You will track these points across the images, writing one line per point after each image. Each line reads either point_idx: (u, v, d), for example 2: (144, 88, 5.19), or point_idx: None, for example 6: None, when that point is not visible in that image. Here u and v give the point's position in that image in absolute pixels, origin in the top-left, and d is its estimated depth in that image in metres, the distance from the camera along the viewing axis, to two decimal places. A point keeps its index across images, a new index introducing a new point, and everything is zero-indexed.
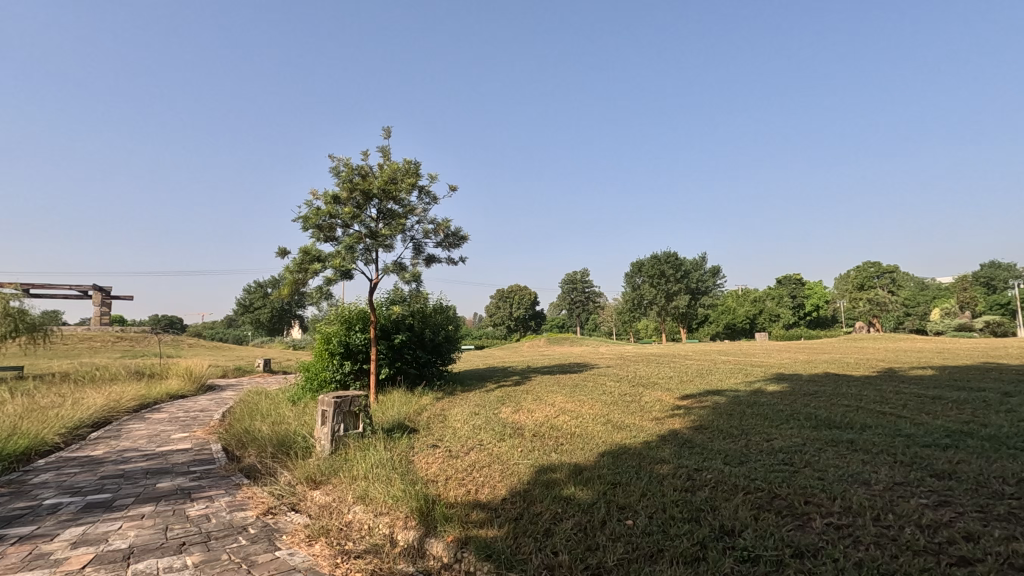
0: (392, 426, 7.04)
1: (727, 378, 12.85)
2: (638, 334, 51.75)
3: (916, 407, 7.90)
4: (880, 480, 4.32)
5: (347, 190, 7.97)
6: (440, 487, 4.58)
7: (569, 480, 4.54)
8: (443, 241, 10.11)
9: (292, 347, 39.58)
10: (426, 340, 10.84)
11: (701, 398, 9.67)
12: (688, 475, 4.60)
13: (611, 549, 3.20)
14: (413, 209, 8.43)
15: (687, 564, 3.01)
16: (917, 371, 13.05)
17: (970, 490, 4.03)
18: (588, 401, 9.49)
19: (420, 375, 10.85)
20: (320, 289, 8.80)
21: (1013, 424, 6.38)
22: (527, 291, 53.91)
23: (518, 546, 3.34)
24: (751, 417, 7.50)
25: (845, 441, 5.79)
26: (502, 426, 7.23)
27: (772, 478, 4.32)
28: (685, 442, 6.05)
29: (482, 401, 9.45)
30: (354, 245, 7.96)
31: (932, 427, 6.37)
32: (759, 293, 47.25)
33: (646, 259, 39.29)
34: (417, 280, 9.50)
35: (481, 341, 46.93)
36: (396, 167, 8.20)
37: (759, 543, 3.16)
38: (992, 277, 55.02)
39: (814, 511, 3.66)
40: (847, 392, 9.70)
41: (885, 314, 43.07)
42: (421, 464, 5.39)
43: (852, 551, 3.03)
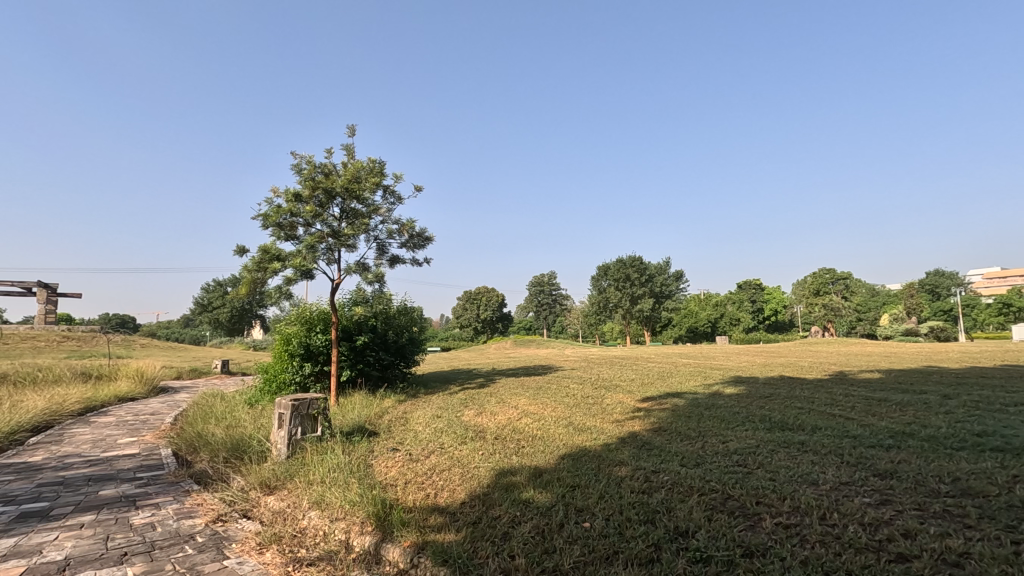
0: (352, 428, 6.83)
1: (687, 380, 13.06)
2: (604, 337, 52.35)
3: (864, 410, 8.14)
4: (827, 480, 4.38)
5: (308, 189, 7.65)
6: (398, 491, 4.42)
7: (529, 483, 4.44)
8: (408, 242, 9.92)
9: (252, 348, 38.48)
10: (388, 342, 10.55)
11: (661, 400, 9.80)
12: (646, 475, 4.59)
13: (567, 552, 3.10)
14: (378, 209, 8.16)
15: (641, 565, 2.94)
16: (864, 374, 13.58)
17: (909, 488, 4.10)
18: (550, 403, 9.47)
19: (382, 378, 10.58)
20: (281, 289, 8.47)
21: (953, 425, 6.64)
22: (494, 293, 53.90)
23: (475, 550, 3.19)
24: (708, 419, 7.60)
25: (797, 442, 5.89)
26: (464, 428, 7.09)
27: (727, 479, 4.33)
28: (644, 444, 6.05)
29: (445, 404, 9.30)
30: (316, 245, 7.66)
31: (878, 429, 6.55)
32: (721, 298, 48.45)
33: (612, 263, 39.83)
34: (381, 281, 9.27)
35: (448, 343, 46.62)
36: (360, 165, 7.94)
37: (711, 544, 3.11)
38: (937, 285, 58.31)
39: (765, 511, 3.66)
40: (801, 395, 9.95)
41: (837, 319, 44.93)
42: (381, 468, 5.21)
43: (798, 550, 3.02)
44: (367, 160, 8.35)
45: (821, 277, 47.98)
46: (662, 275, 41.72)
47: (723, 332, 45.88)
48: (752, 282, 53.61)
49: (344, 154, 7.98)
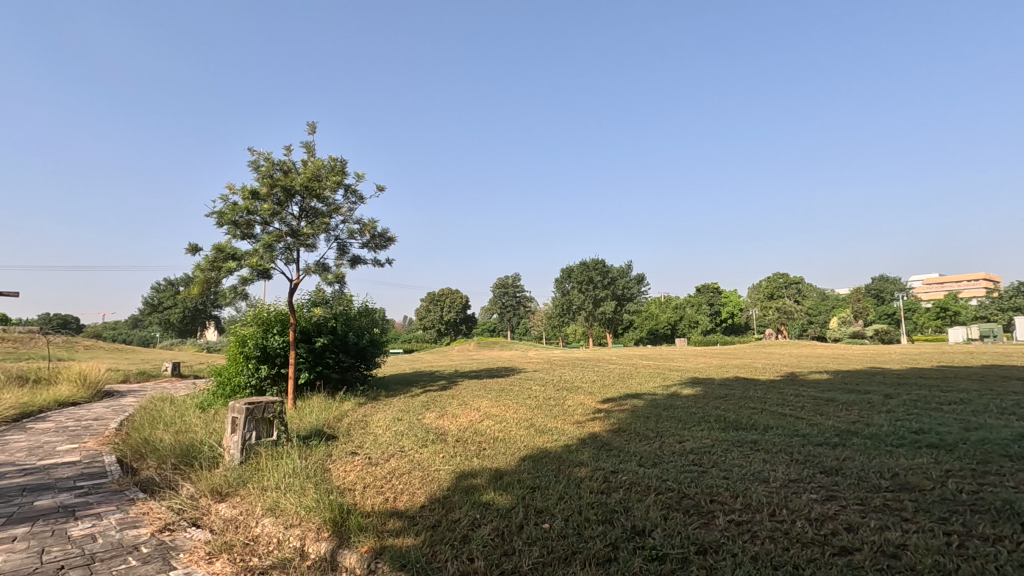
0: (309, 432, 6.63)
1: (646, 382, 13.32)
2: (567, 339, 52.85)
3: (812, 409, 8.49)
4: (777, 477, 4.53)
5: (266, 186, 7.38)
6: (356, 495, 4.32)
7: (489, 485, 4.42)
8: (369, 243, 9.78)
9: (205, 349, 37.11)
10: (349, 344, 10.34)
11: (621, 401, 9.95)
12: (604, 475, 4.64)
13: (526, 553, 3.08)
14: (339, 208, 7.98)
15: (599, 565, 2.94)
16: (813, 374, 14.17)
17: (853, 484, 4.29)
18: (512, 405, 9.48)
19: (342, 380, 10.35)
20: (237, 289, 8.10)
21: (893, 423, 6.99)
22: (458, 294, 53.72)
23: (433, 553, 3.12)
24: (666, 419, 7.77)
25: (750, 441, 6.07)
26: (425, 431, 7.00)
27: (683, 478, 4.42)
28: (604, 445, 6.12)
29: (406, 407, 9.17)
30: (273, 244, 7.40)
31: (825, 427, 6.83)
32: (680, 301, 49.69)
33: (575, 266, 40.26)
34: (341, 282, 9.09)
35: (411, 346, 46.10)
36: (321, 163, 7.73)
37: (667, 542, 3.16)
38: (882, 290, 61.63)
39: (717, 509, 3.76)
40: (754, 396, 10.30)
41: (790, 321, 46.68)
42: (339, 472, 5.09)
43: (749, 546, 3.10)
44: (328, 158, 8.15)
45: (775, 282, 49.80)
46: (624, 278, 42.46)
47: (683, 334, 47.00)
48: (709, 285, 55.14)
49: (305, 151, 7.75)
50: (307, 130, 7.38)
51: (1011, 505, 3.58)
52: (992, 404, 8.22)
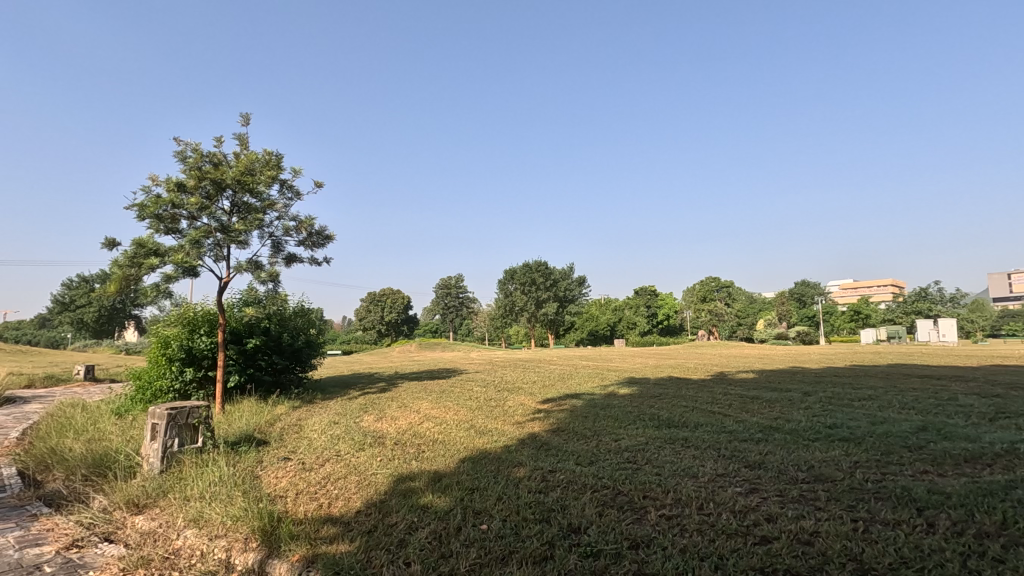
0: (238, 437, 6.35)
1: (585, 382, 13.71)
2: (509, 340, 53.26)
3: (738, 407, 9.03)
4: (705, 472, 4.81)
5: (194, 178, 6.88)
6: (288, 502, 4.19)
7: (427, 488, 4.41)
8: (306, 240, 9.51)
9: (125, 351, 34.69)
10: (283, 345, 9.97)
11: (560, 401, 10.18)
12: (542, 475, 4.76)
13: (464, 555, 3.07)
14: (274, 203, 7.57)
15: (535, 564, 2.99)
16: (739, 374, 15.06)
17: (774, 476, 4.61)
18: (452, 407, 9.48)
19: (275, 383, 9.92)
20: (160, 288, 7.53)
21: (810, 418, 7.54)
22: (400, 295, 53.03)
23: (368, 559, 3.05)
24: (603, 419, 8.05)
25: (681, 438, 6.39)
26: (363, 435, 6.90)
27: (618, 476, 4.61)
28: (542, 445, 6.27)
29: (342, 410, 8.96)
30: (201, 241, 6.93)
31: (750, 424, 7.29)
32: (619, 303, 51.34)
33: (518, 267, 40.74)
34: (275, 281, 8.84)
35: (350, 346, 44.94)
36: (255, 157, 7.28)
37: (601, 538, 3.28)
38: (804, 294, 65.97)
39: (650, 504, 3.95)
40: (685, 394, 10.82)
41: (720, 323, 49.09)
42: (269, 479, 4.90)
43: (677, 539, 3.26)
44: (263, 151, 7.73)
45: (707, 286, 52.25)
46: (566, 280, 43.44)
47: (621, 335, 48.45)
48: (647, 288, 57.09)
49: (238, 143, 7.28)
50: (240, 120, 6.94)
51: (908, 491, 3.96)
52: (895, 400, 9.03)
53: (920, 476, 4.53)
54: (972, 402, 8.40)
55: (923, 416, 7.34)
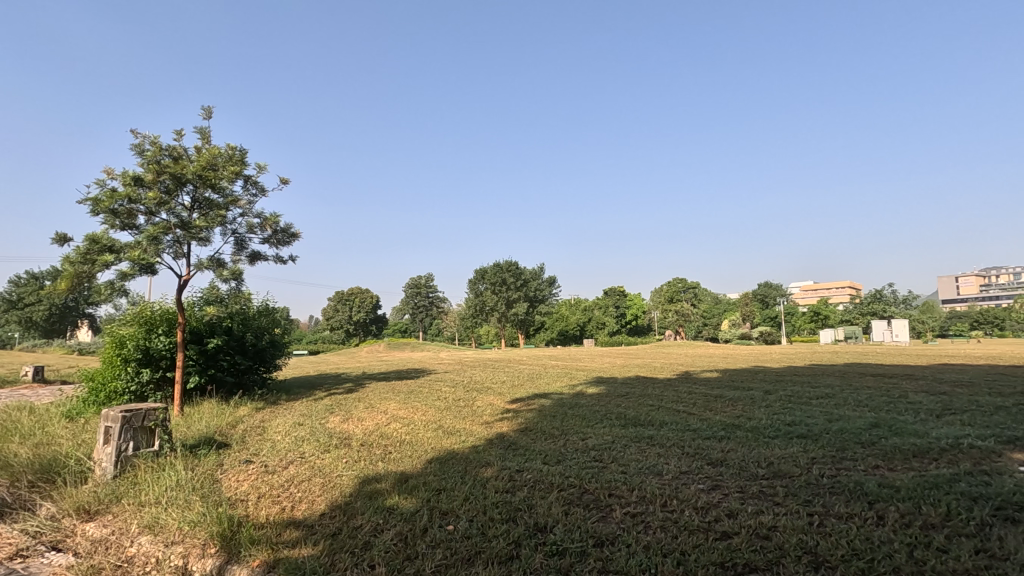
0: (196, 441, 6.13)
1: (554, 381, 13.83)
2: (479, 339, 53.22)
3: (702, 405, 9.27)
4: (669, 470, 4.91)
5: (151, 172, 6.43)
6: (248, 506, 4.04)
7: (394, 489, 4.36)
8: (270, 238, 9.30)
9: (77, 351, 33.25)
10: (246, 345, 9.70)
11: (529, 401, 10.25)
12: (509, 475, 4.78)
13: (428, 556, 3.00)
14: (237, 199, 7.17)
15: (501, 564, 2.95)
16: (703, 373, 15.45)
17: (735, 473, 4.74)
18: (420, 407, 9.44)
19: (237, 384, 9.65)
20: (115, 285, 7.04)
21: (771, 416, 7.79)
22: (369, 295, 52.35)
23: (332, 563, 2.92)
24: (571, 418, 8.14)
25: (647, 437, 6.52)
26: (329, 436, 6.79)
27: (584, 475, 4.67)
28: (510, 444, 6.31)
29: (307, 411, 8.78)
30: (159, 238, 6.47)
31: (713, 422, 7.49)
32: (588, 303, 51.91)
33: (488, 267, 40.73)
34: (238, 279, 8.64)
35: (317, 346, 44.08)
36: (218, 151, 6.82)
37: (567, 536, 3.27)
38: (767, 295, 67.97)
39: (615, 502, 4.00)
40: (651, 393, 11.02)
41: (687, 324, 50.19)
42: (229, 482, 4.73)
43: (642, 536, 3.29)
44: (227, 146, 7.35)
45: (674, 287, 53.37)
46: (537, 280, 43.71)
47: (590, 335, 48.96)
48: (615, 288, 57.90)
49: (200, 137, 6.87)
50: (202, 113, 6.54)
51: (861, 485, 4.13)
52: (850, 398, 9.39)
53: (872, 470, 4.74)
54: (921, 399, 8.83)
55: (875, 413, 7.68)
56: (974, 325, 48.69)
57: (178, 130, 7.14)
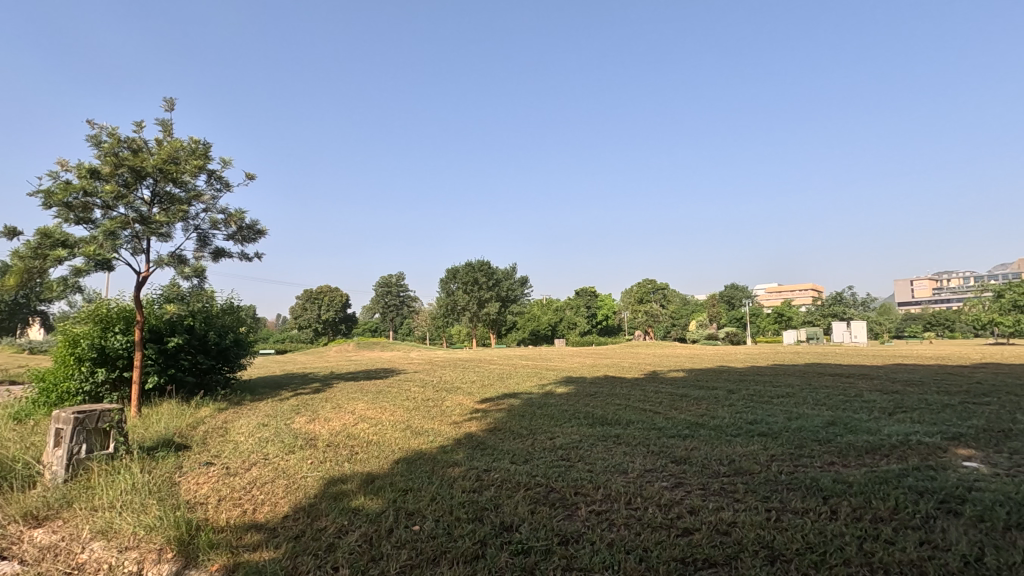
0: (155, 442, 5.98)
1: (524, 381, 13.99)
2: (451, 339, 53.04)
3: (668, 404, 9.52)
4: (634, 467, 5.02)
5: (108, 164, 6.13)
6: (208, 510, 3.94)
7: (359, 490, 4.32)
8: (235, 234, 9.17)
9: (28, 350, 31.83)
10: (209, 344, 9.54)
11: (498, 401, 10.34)
12: (477, 475, 4.80)
13: (393, 557, 2.96)
14: (200, 194, 6.91)
15: (466, 563, 2.93)
16: (671, 373, 15.82)
17: (698, 471, 4.86)
18: (388, 407, 9.45)
19: (199, 384, 9.48)
20: (69, 282, 6.75)
21: (733, 415, 8.07)
22: (338, 294, 51.60)
23: (294, 566, 2.85)
24: (539, 417, 8.28)
25: (613, 435, 6.71)
26: (293, 437, 6.75)
27: (551, 474, 4.70)
28: (478, 443, 6.41)
29: (272, 412, 8.68)
30: (116, 232, 6.13)
31: (677, 420, 7.74)
32: (560, 304, 52.28)
33: (461, 266, 40.62)
34: (200, 276, 8.49)
35: (284, 346, 43.22)
36: (180, 144, 6.55)
37: (533, 535, 3.27)
38: (733, 296, 69.61)
39: (581, 501, 4.04)
40: (618, 393, 11.22)
41: (656, 324, 50.97)
42: (189, 485, 4.63)
43: (607, 534, 3.31)
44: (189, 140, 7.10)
45: (645, 288, 54.29)
46: (509, 280, 43.80)
47: (562, 335, 49.29)
48: (587, 289, 58.48)
49: (162, 129, 6.61)
50: (163, 103, 6.31)
51: (816, 482, 4.26)
52: (808, 397, 9.77)
53: (827, 467, 4.97)
54: (875, 398, 9.24)
55: (831, 411, 8.03)
56: (927, 326, 50.78)
57: (137, 123, 6.85)
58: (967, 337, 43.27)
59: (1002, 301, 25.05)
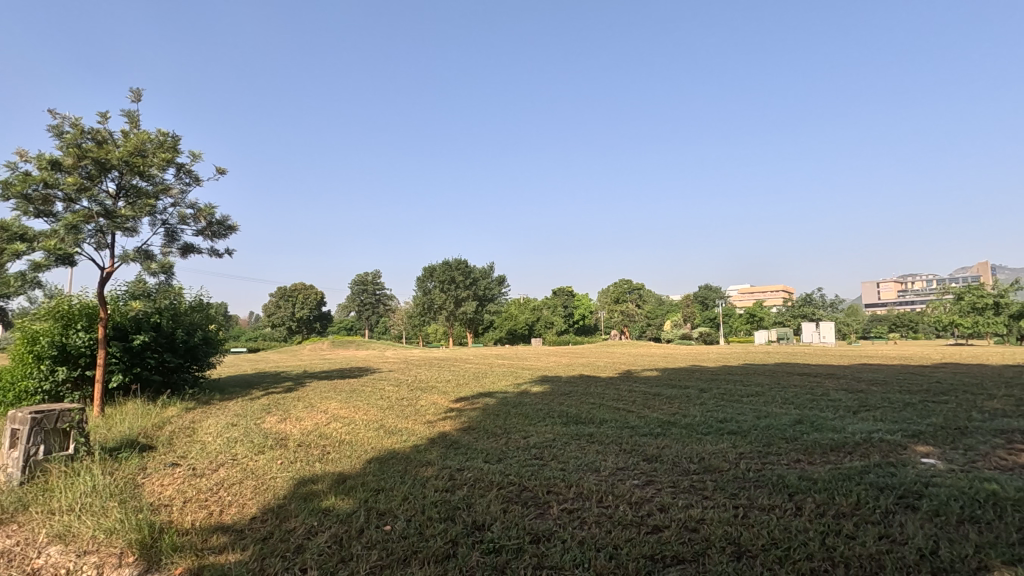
0: (118, 443, 5.75)
1: (500, 380, 13.97)
2: (427, 338, 52.70)
3: (642, 403, 9.60)
4: (607, 466, 4.96)
5: (71, 155, 5.85)
6: (172, 512, 3.72)
7: (330, 490, 4.11)
8: (204, 231, 8.95)
9: None
10: (176, 342, 9.25)
11: (473, 400, 10.28)
12: (450, 474, 4.64)
13: (363, 558, 2.81)
14: (169, 188, 6.67)
15: (437, 563, 2.78)
16: (645, 372, 15.97)
17: (669, 469, 4.82)
18: (362, 407, 9.29)
19: (166, 383, 9.18)
20: (29, 277, 6.46)
21: (705, 414, 8.17)
22: (313, 291, 50.84)
23: (260, 568, 2.70)
24: (513, 416, 8.26)
25: (587, 434, 6.74)
26: (264, 437, 6.59)
27: (524, 472, 4.55)
28: (453, 443, 6.36)
29: (242, 412, 8.47)
30: (79, 227, 5.81)
31: (651, 419, 7.81)
32: (537, 303, 52.44)
33: (438, 264, 40.45)
34: (167, 272, 8.24)
35: (257, 343, 42.36)
36: (146, 137, 6.31)
37: (504, 534, 3.12)
38: (707, 297, 70.65)
39: (553, 499, 3.90)
40: (593, 392, 11.26)
41: (631, 324, 51.40)
42: (154, 486, 4.40)
43: (577, 531, 3.17)
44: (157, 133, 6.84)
45: (621, 288, 54.86)
46: (486, 279, 43.80)
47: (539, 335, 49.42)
48: (564, 289, 58.79)
49: (128, 121, 6.37)
50: (131, 94, 6.10)
51: (782, 479, 4.19)
52: (778, 396, 9.95)
53: (793, 464, 5.08)
54: (841, 396, 9.47)
55: (799, 410, 8.19)
56: (892, 327, 52.21)
57: (102, 114, 6.57)
58: (929, 338, 44.70)
59: (961, 304, 25.78)
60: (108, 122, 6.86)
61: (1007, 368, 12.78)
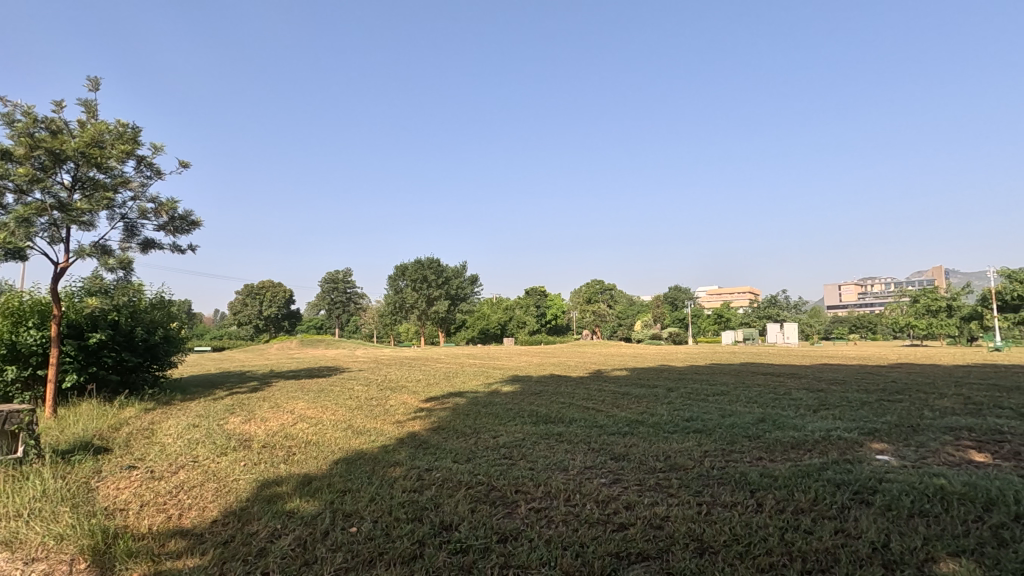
0: (71, 445, 5.52)
1: (470, 380, 13.91)
2: (399, 338, 52.03)
3: (612, 402, 9.69)
4: (575, 465, 4.99)
5: (23, 143, 5.57)
6: (128, 517, 3.59)
7: (295, 492, 4.03)
8: (166, 226, 8.65)
9: None
10: (135, 341, 8.92)
11: (442, 400, 10.20)
12: (418, 474, 4.60)
13: (328, 560, 2.75)
14: (128, 181, 6.44)
15: (403, 564, 2.75)
16: (615, 372, 16.12)
17: (636, 467, 4.89)
18: (329, 407, 9.14)
19: (123, 383, 8.85)
20: None
21: (672, 412, 8.30)
22: (282, 289, 49.72)
23: (219, 572, 2.62)
24: (483, 416, 8.23)
25: (556, 433, 6.77)
26: (226, 438, 6.42)
27: (493, 472, 4.54)
28: (422, 443, 6.31)
29: (203, 412, 8.24)
30: (31, 220, 5.53)
31: (620, 418, 7.89)
32: (509, 303, 52.39)
33: (410, 263, 39.65)
34: (125, 268, 7.92)
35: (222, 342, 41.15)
36: (105, 127, 6.06)
37: (471, 534, 3.10)
38: (677, 297, 71.64)
39: (521, 498, 3.90)
40: (564, 391, 11.30)
41: (603, 324, 51.76)
42: (110, 489, 4.23)
43: (544, 530, 3.18)
44: (116, 123, 6.59)
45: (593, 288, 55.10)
46: (458, 279, 43.41)
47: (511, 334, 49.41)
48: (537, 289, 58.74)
49: (85, 111, 6.12)
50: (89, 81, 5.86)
51: (745, 476, 4.28)
52: (743, 395, 10.17)
53: (756, 462, 5.19)
54: (802, 395, 9.73)
55: (762, 409, 8.39)
56: (851, 328, 53.94)
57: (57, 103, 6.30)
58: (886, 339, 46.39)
59: (916, 305, 26.78)
60: (63, 111, 6.59)
61: (957, 368, 13.31)
